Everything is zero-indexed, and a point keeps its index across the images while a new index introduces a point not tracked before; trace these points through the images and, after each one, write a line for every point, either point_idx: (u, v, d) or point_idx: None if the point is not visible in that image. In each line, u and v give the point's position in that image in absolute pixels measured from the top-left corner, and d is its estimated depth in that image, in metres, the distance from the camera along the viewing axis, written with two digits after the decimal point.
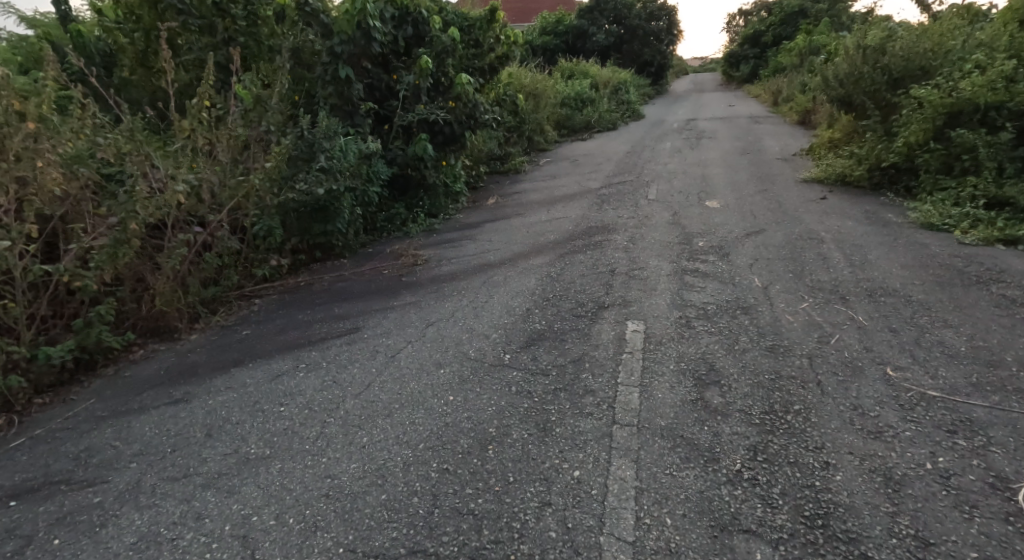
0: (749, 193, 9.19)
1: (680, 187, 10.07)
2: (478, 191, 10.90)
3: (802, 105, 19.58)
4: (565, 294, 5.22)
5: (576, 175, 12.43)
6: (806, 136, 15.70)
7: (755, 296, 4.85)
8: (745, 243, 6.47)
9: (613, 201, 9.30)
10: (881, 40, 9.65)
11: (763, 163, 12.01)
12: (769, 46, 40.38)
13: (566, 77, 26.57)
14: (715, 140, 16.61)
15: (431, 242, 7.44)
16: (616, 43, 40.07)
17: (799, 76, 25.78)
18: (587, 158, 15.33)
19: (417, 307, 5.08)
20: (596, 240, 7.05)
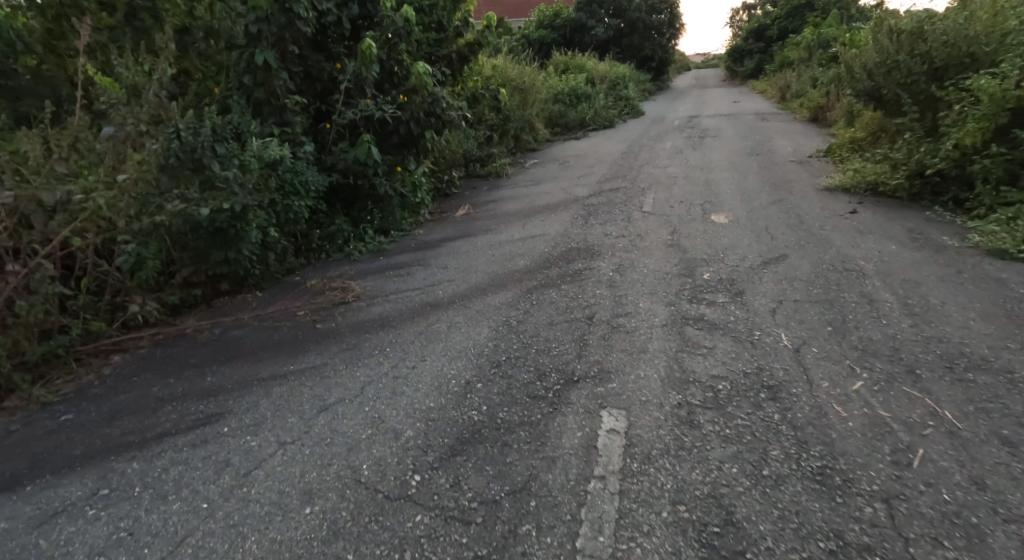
0: (762, 204, 7.84)
1: (680, 196, 8.71)
2: (449, 200, 9.56)
3: (813, 102, 18.20)
4: (525, 355, 3.88)
5: (564, 180, 11.06)
6: (820, 136, 14.36)
7: (783, 365, 3.53)
8: (763, 277, 5.12)
9: (604, 214, 7.96)
10: (918, 23, 8.29)
11: (776, 167, 10.64)
12: (775, 40, 38.92)
13: (561, 72, 25.20)
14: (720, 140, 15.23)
15: (377, 267, 6.10)
16: (616, 38, 38.64)
17: (808, 70, 24.38)
18: (578, 159, 13.96)
19: (320, 373, 3.73)
20: (577, 268, 5.70)
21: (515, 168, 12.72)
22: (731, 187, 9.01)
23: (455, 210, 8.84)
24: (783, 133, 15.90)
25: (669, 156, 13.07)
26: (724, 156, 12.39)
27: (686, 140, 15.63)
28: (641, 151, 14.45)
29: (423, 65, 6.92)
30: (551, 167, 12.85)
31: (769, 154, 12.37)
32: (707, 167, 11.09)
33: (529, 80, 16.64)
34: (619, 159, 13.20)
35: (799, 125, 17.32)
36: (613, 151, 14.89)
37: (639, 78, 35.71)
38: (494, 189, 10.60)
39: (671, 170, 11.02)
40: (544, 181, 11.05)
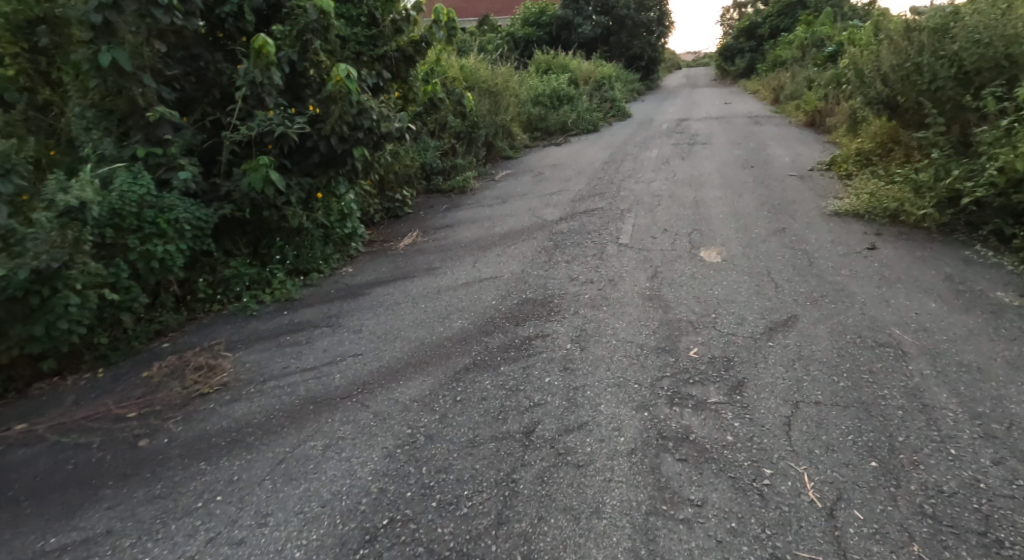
0: (760, 237, 6.58)
1: (664, 222, 7.48)
2: (399, 226, 8.28)
3: (812, 106, 16.97)
4: (417, 512, 2.58)
5: (534, 197, 9.75)
6: (820, 144, 13.18)
7: (810, 551, 2.25)
8: (769, 357, 3.85)
9: (573, 247, 6.67)
10: (944, 19, 7.06)
11: (774, 183, 9.38)
12: (767, 39, 37.76)
13: (543, 72, 23.95)
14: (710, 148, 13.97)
15: (274, 328, 4.76)
16: (603, 36, 37.30)
17: (804, 72, 23.16)
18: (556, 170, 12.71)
19: (90, 551, 2.41)
20: (526, 335, 4.40)
21: (482, 182, 11.41)
22: (722, 212, 7.74)
23: (400, 241, 7.51)
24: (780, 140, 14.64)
25: (655, 167, 11.77)
26: (714, 168, 11.15)
27: (673, 148, 14.37)
28: (625, 161, 13.14)
29: (342, 67, 5.63)
30: (523, 181, 11.53)
31: (766, 166, 11.09)
32: (695, 183, 9.82)
33: (504, 82, 15.30)
34: (599, 171, 11.93)
35: (797, 131, 16.10)
36: (595, 160, 13.63)
37: (626, 79, 34.45)
38: (453, 210, 9.27)
39: (655, 187, 9.74)
40: (512, 199, 9.73)
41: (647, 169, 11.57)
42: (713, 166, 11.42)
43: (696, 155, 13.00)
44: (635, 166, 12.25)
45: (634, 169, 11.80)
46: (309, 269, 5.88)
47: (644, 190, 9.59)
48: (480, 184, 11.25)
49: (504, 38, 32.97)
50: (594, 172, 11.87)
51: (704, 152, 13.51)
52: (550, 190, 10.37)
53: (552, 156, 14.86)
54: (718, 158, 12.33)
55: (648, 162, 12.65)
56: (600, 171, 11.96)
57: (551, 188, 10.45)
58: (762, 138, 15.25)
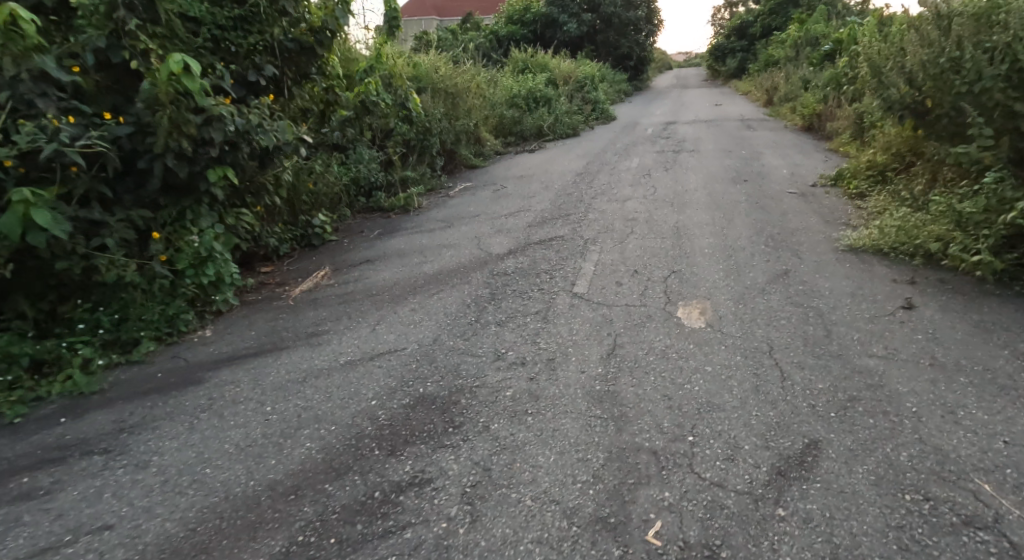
0: (756, 285, 5.02)
1: (635, 258, 5.93)
2: (308, 262, 6.68)
3: (811, 109, 15.42)
4: None
5: (486, 220, 8.13)
6: (822, 151, 11.67)
7: None
8: (775, 547, 2.28)
9: (512, 300, 5.07)
10: (989, 1, 5.53)
11: (771, 205, 7.82)
12: (760, 38, 36.31)
13: (522, 71, 22.43)
14: (699, 157, 12.39)
15: (26, 455, 3.16)
16: (590, 34, 35.71)
17: (801, 71, 21.64)
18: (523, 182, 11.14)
19: None
20: (397, 482, 2.79)
21: (432, 200, 9.80)
22: (707, 245, 6.19)
23: (298, 284, 5.90)
24: (778, 146, 13.06)
25: (634, 181, 10.18)
26: (702, 183, 9.58)
27: (658, 156, 12.80)
28: (602, 171, 11.55)
29: (173, 60, 4.07)
30: (481, 198, 9.91)
31: (762, 181, 9.53)
32: (678, 202, 8.25)
33: (468, 83, 13.66)
34: (570, 185, 10.34)
35: (796, 137, 14.56)
36: (568, 171, 12.02)
37: (613, 79, 32.91)
38: (385, 237, 7.66)
39: (630, 207, 8.17)
40: (459, 223, 8.12)
41: (624, 184, 9.98)
42: (702, 179, 9.85)
43: (682, 166, 11.41)
44: (612, 178, 10.71)
45: (610, 183, 10.21)
46: (136, 338, 4.37)
47: (616, 211, 8.05)
48: (429, 202, 9.63)
49: (485, 36, 31.37)
50: (564, 187, 10.27)
51: (692, 161, 11.94)
52: (507, 210, 8.75)
53: (523, 166, 13.24)
54: (707, 170, 10.75)
55: (629, 173, 11.06)
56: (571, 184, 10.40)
57: (511, 208, 8.85)
58: (757, 145, 13.68)
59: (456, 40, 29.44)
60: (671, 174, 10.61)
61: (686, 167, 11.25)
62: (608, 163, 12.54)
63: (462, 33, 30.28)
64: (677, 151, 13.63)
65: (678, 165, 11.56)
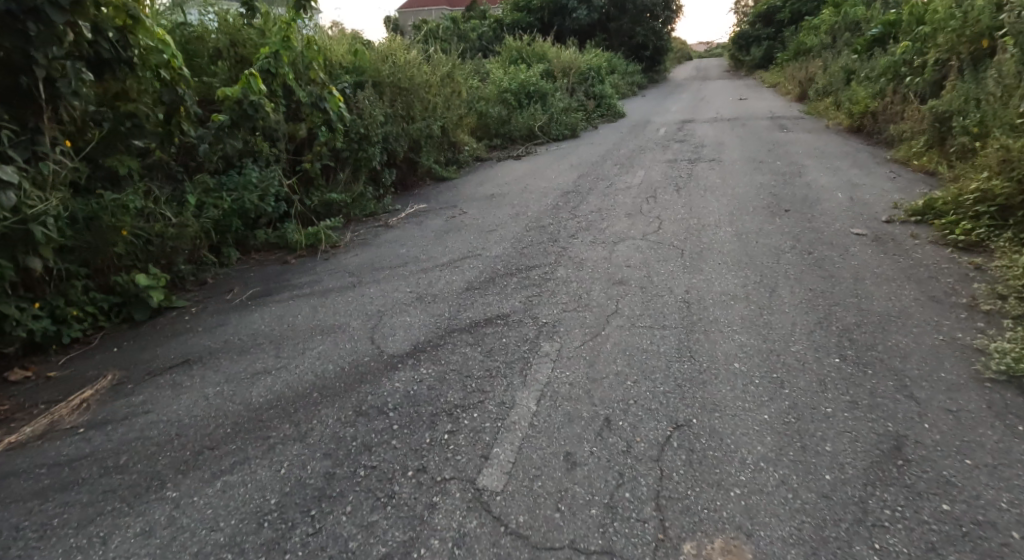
0: (840, 491, 2.50)
1: (617, 379, 3.53)
2: (97, 362, 4.20)
3: (862, 107, 12.74)
4: None
5: (415, 277, 5.70)
6: (882, 166, 9.18)
7: None
8: None
9: (358, 507, 2.59)
10: None
11: (829, 263, 5.24)
12: (788, 25, 33.59)
13: (516, 61, 20.06)
14: (720, 172, 9.80)
15: None
16: (602, 21, 32.97)
17: (842, 61, 18.87)
18: (498, 205, 8.72)
19: None
20: None
21: (362, 237, 7.37)
22: (736, 363, 3.65)
23: (29, 422, 3.42)
24: (821, 157, 10.43)
25: (633, 211, 7.64)
26: (725, 216, 7.01)
27: (671, 170, 10.22)
28: (596, 191, 9.02)
29: None
30: (430, 233, 7.45)
31: (809, 214, 6.93)
32: (689, 255, 5.71)
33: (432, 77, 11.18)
34: (550, 214, 7.85)
35: (842, 143, 11.91)
36: (555, 190, 9.52)
37: (625, 71, 30.32)
38: (255, 305, 5.21)
39: (619, 261, 5.65)
40: (376, 280, 5.70)
41: (620, 215, 7.45)
42: (723, 211, 7.27)
43: (698, 185, 8.85)
44: (607, 200, 8.27)
45: (603, 211, 7.69)
46: None
47: (600, 264, 5.61)
48: (356, 240, 7.20)
49: (485, 24, 28.93)
50: (543, 216, 7.79)
51: (711, 178, 9.34)
52: (453, 256, 6.31)
53: (500, 182, 10.75)
54: (730, 195, 8.15)
55: (628, 195, 8.53)
56: (557, 210, 7.98)
57: (460, 253, 6.41)
58: (794, 153, 11.02)
59: (454, 28, 27.06)
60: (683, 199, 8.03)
61: (702, 188, 8.67)
62: (606, 178, 10.02)
63: (461, 21, 27.89)
64: (694, 161, 11.04)
65: (692, 185, 8.97)
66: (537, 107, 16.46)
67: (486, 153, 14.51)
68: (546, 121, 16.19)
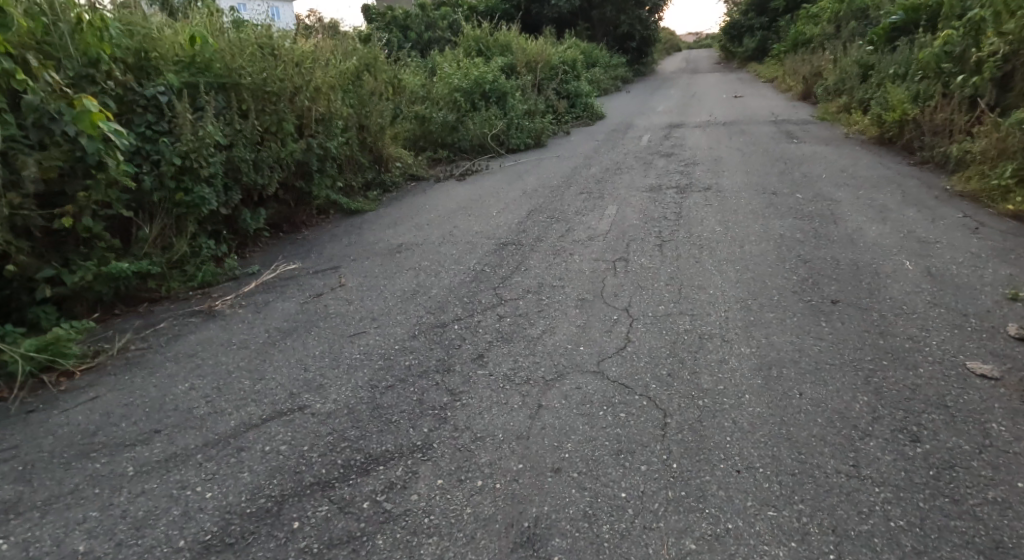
0: None
1: None
2: None
3: (899, 114, 10.04)
4: None
5: (141, 484, 2.87)
6: (950, 207, 6.66)
7: None
8: None
9: None
10: None
11: (967, 490, 2.52)
12: (783, 15, 31.28)
13: (475, 54, 17.31)
14: (719, 215, 7.09)
15: None
16: (583, 9, 30.17)
17: (855, 54, 16.31)
18: (408, 268, 6.05)
19: None
20: None
21: (149, 343, 4.56)
22: None
23: None
24: (854, 191, 7.74)
25: (589, 299, 4.88)
26: (734, 321, 4.29)
27: (651, 211, 7.47)
28: (543, 251, 6.27)
29: None
30: (266, 334, 4.66)
31: (874, 314, 4.23)
32: (674, 444, 2.97)
33: (330, 78, 8.32)
34: (466, 299, 5.10)
35: (875, 163, 9.22)
36: (490, 243, 6.75)
37: (608, 64, 27.59)
38: None
39: (542, 461, 2.90)
40: (60, 489, 2.86)
41: (566, 310, 4.70)
42: (731, 306, 4.54)
43: (689, 243, 6.10)
44: (559, 270, 5.65)
45: (543, 300, 4.95)
46: None
47: (517, 454, 2.96)
48: (132, 352, 4.40)
49: (455, 11, 26.22)
50: (455, 302, 5.05)
51: (706, 227, 6.61)
52: (259, 411, 3.52)
53: (424, 220, 7.97)
54: (738, 265, 5.41)
55: (587, 263, 5.77)
56: (483, 287, 5.36)
57: (276, 401, 3.62)
58: (816, 182, 8.32)
59: (420, 16, 24.42)
60: (667, 275, 5.28)
61: (696, 248, 5.93)
62: (564, 222, 7.28)
63: (428, 8, 25.22)
64: (684, 193, 8.29)
65: (681, 241, 6.23)
66: (494, 112, 13.68)
67: (426, 169, 11.76)
68: (504, 129, 13.43)
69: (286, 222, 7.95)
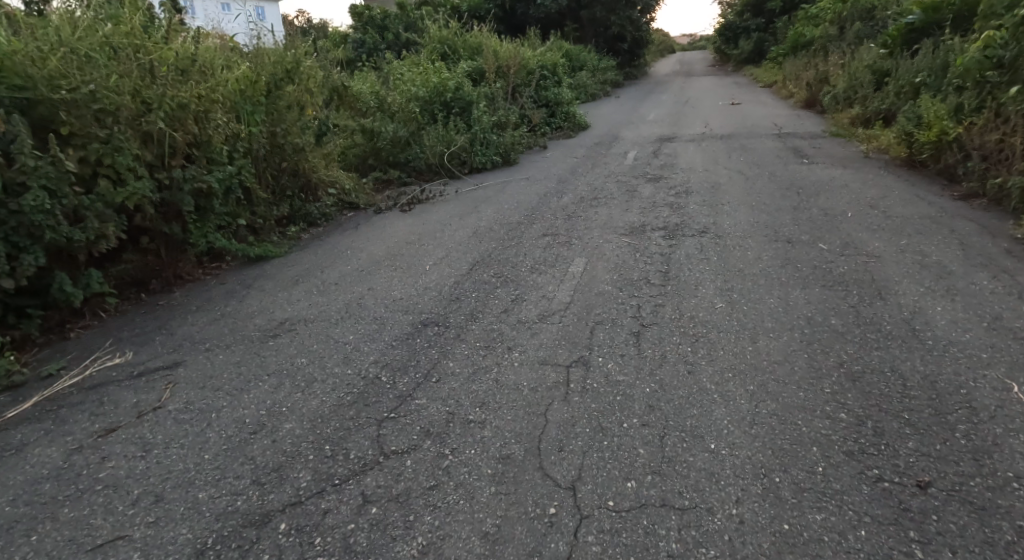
0: None
1: None
2: None
3: (935, 132, 8.29)
4: None
5: None
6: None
7: None
8: None
9: None
10: None
11: None
12: (779, 16, 29.68)
13: (443, 57, 15.53)
14: (722, 281, 5.23)
15: None
16: (572, 8, 28.40)
17: (865, 57, 14.62)
18: (276, 371, 4.19)
19: None
20: None
21: None
22: None
23: None
24: (894, 243, 5.93)
25: (517, 463, 3.03)
26: (760, 543, 2.41)
27: (631, 273, 5.61)
28: (472, 345, 4.41)
29: None
30: None
31: (1003, 528, 2.40)
32: None
33: (214, 91, 6.42)
34: (328, 449, 3.23)
35: (911, 198, 7.41)
36: (405, 325, 4.88)
37: (597, 67, 25.87)
38: None
39: None
40: None
41: (473, 491, 2.84)
42: (748, 493, 2.70)
43: (681, 339, 4.24)
44: (488, 384, 3.83)
45: (445, 461, 3.09)
46: None
47: None
48: None
49: (436, 11, 24.48)
50: (309, 455, 3.18)
51: (704, 306, 4.77)
52: None
53: (332, 278, 6.07)
54: (752, 388, 3.56)
55: (530, 374, 3.91)
56: (366, 418, 3.53)
57: None
58: (843, 228, 6.49)
59: (400, 17, 22.78)
60: (646, 408, 3.44)
61: (689, 349, 4.09)
62: (512, 291, 5.42)
63: (409, 8, 23.50)
64: (675, 242, 6.45)
65: (667, 332, 4.39)
66: (456, 125, 11.82)
67: (369, 195, 9.89)
68: (467, 145, 11.58)
69: (152, 276, 6.13)
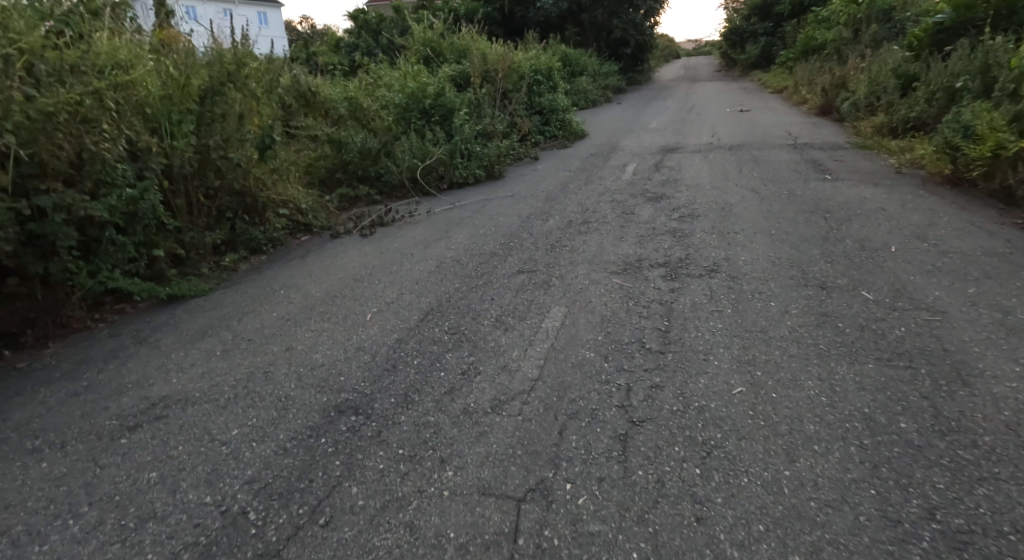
0: None
1: None
2: None
3: (989, 146, 7.04)
4: None
5: None
6: None
7: None
8: None
9: None
10: None
11: None
12: (787, 19, 28.49)
13: (426, 61, 14.38)
14: (740, 354, 3.98)
15: None
16: (573, 11, 27.21)
17: (888, 60, 13.39)
18: (104, 494, 2.91)
19: None
20: None
21: None
22: None
23: None
24: (958, 297, 4.68)
25: None
26: None
27: (621, 336, 4.35)
28: (395, 449, 3.14)
29: None
30: None
31: None
32: None
33: (103, 97, 5.19)
34: None
35: (965, 230, 6.13)
36: (314, 411, 3.55)
37: (598, 72, 24.67)
38: None
39: None
40: None
41: None
42: None
43: (687, 457, 2.97)
44: (403, 530, 2.59)
45: None
46: None
47: None
48: None
49: (431, 13, 23.29)
50: None
51: (718, 396, 3.51)
52: None
53: (246, 331, 4.80)
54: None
55: (463, 516, 2.64)
56: None
57: None
58: (887, 273, 5.24)
59: (395, 20, 21.79)
60: None
61: (700, 478, 2.82)
62: (466, 360, 4.16)
63: (404, 9, 22.33)
64: (679, 288, 5.19)
65: (668, 440, 3.12)
66: (435, 136, 10.62)
67: (328, 215, 8.63)
68: (447, 158, 10.34)
69: (22, 326, 4.88)
